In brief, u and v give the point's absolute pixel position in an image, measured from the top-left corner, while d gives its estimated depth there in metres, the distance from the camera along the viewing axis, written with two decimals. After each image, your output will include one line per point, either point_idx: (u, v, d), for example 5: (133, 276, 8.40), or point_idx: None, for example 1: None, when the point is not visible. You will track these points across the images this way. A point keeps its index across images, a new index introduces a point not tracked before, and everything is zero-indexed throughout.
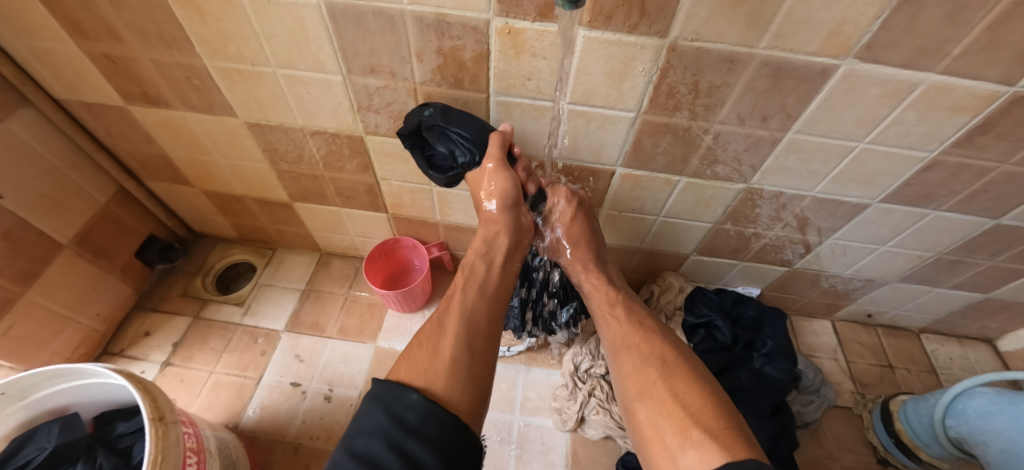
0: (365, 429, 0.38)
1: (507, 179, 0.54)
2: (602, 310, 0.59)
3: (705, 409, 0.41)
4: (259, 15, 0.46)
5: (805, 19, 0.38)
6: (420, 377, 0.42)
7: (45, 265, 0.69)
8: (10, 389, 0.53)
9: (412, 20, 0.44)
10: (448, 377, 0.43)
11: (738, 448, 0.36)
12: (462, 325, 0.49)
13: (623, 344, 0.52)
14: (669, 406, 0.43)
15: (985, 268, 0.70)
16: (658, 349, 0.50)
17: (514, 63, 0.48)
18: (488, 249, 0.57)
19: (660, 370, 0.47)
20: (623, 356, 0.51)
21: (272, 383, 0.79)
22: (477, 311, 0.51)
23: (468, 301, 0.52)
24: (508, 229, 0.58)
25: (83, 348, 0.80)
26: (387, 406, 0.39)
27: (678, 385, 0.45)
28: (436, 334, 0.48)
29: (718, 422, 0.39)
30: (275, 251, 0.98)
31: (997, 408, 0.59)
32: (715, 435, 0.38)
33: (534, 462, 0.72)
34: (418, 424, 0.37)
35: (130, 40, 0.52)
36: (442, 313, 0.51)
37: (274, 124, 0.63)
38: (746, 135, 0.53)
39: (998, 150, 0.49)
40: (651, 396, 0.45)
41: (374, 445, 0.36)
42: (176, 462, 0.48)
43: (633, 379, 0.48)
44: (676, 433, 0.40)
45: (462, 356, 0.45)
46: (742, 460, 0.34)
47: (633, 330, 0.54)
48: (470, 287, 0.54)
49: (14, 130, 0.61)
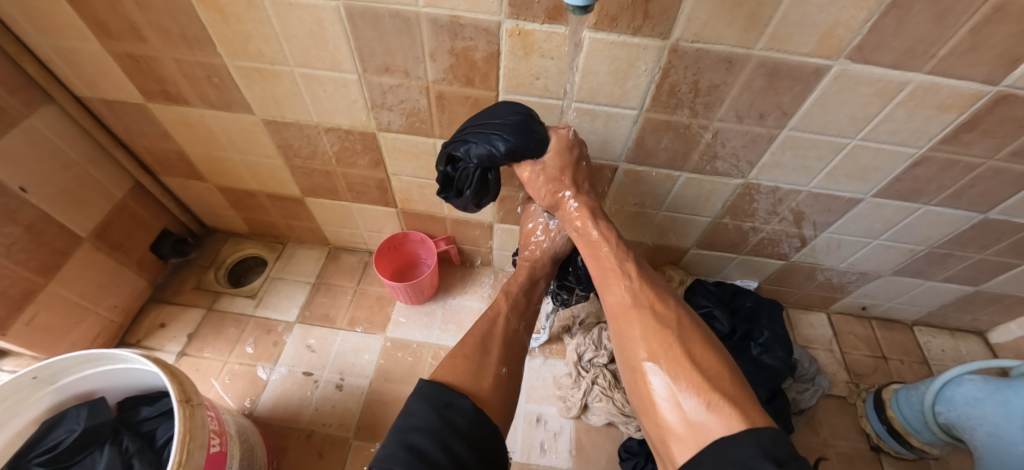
0: (418, 425, 0.38)
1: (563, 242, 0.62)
2: (607, 265, 0.50)
3: (723, 375, 0.38)
4: (280, 17, 0.48)
5: (800, 22, 0.40)
6: (468, 384, 0.44)
7: (66, 258, 0.72)
8: (41, 374, 0.56)
9: (426, 21, 0.46)
10: (492, 387, 0.45)
11: (759, 417, 0.34)
12: (503, 349, 0.51)
13: (632, 303, 0.46)
14: (688, 370, 0.38)
15: (974, 261, 0.73)
16: (672, 312, 0.44)
17: (523, 63, 0.50)
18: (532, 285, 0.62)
19: (675, 333, 0.42)
20: (631, 316, 0.45)
21: (284, 373, 0.82)
22: (513, 335, 0.55)
23: (508, 323, 0.55)
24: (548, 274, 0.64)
25: (100, 339, 0.82)
26: (440, 407, 0.39)
27: (695, 350, 0.40)
28: (481, 352, 0.49)
29: (735, 389, 0.36)
30: (285, 245, 1.00)
31: (984, 395, 0.62)
32: (735, 401, 0.35)
33: (539, 448, 0.74)
34: (467, 428, 0.38)
35: (153, 40, 0.54)
36: (481, 331, 0.52)
37: (289, 122, 0.65)
38: (745, 132, 0.56)
39: (984, 147, 0.52)
40: (665, 356, 0.40)
41: (427, 442, 0.36)
42: (202, 442, 0.50)
43: (643, 340, 0.42)
44: (693, 398, 0.36)
45: (503, 373, 0.48)
46: (765, 430, 0.32)
47: (645, 289, 0.47)
48: (512, 316, 0.56)
49: (38, 126, 0.63)
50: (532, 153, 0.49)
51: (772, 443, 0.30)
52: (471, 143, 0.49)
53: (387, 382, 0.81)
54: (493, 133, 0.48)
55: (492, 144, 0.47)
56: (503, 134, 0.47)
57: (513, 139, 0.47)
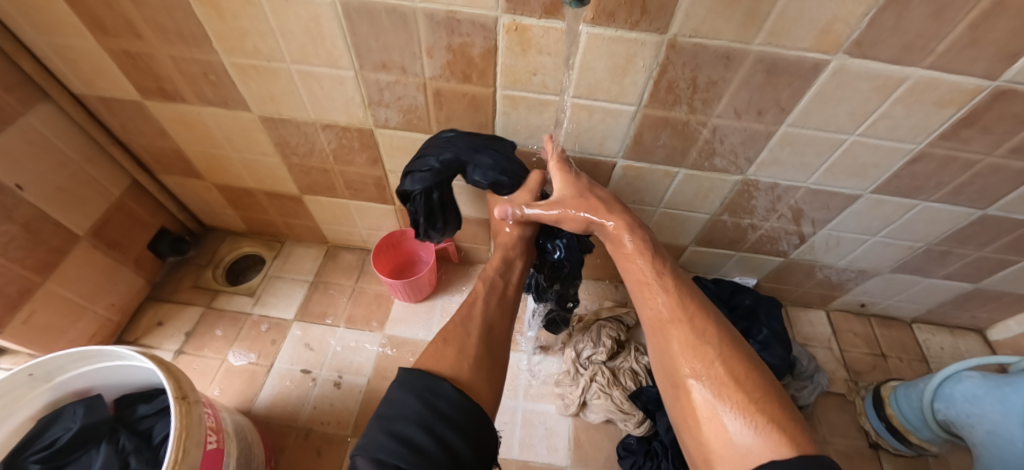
0: (401, 412, 0.37)
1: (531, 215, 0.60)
2: (641, 278, 0.51)
3: (764, 394, 0.39)
4: (276, 13, 0.48)
5: (798, 17, 0.40)
6: (448, 369, 0.43)
7: (62, 256, 0.72)
8: (38, 371, 0.56)
9: (423, 17, 0.46)
10: (473, 370, 0.44)
11: (804, 441, 0.34)
12: (482, 331, 0.50)
13: (671, 318, 0.46)
14: (731, 389, 0.39)
15: (974, 258, 0.72)
16: (711, 328, 0.45)
17: (520, 59, 0.50)
18: (507, 268, 0.59)
19: (715, 351, 0.43)
20: (671, 331, 0.46)
21: (282, 371, 0.82)
22: (494, 317, 0.53)
23: (487, 308, 0.53)
24: (523, 253, 0.61)
25: (98, 337, 0.82)
26: (421, 393, 0.39)
27: (737, 369, 0.41)
28: (459, 337, 0.48)
29: (779, 409, 0.37)
30: (283, 243, 1.00)
31: (983, 392, 0.61)
32: (780, 424, 0.36)
33: (538, 446, 0.74)
34: (453, 414, 0.38)
35: (149, 36, 0.54)
36: (461, 318, 0.51)
37: (287, 119, 0.65)
38: (743, 128, 0.55)
39: (983, 143, 0.51)
40: (708, 375, 0.41)
41: (412, 429, 0.35)
42: (198, 440, 0.50)
43: (686, 358, 0.43)
44: (738, 418, 0.37)
45: (483, 355, 0.47)
46: (817, 456, 0.32)
47: (681, 303, 0.47)
48: (492, 298, 0.55)
49: (34, 124, 0.63)
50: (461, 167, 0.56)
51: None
52: (410, 178, 0.57)
53: (386, 381, 0.81)
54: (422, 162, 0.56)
55: (432, 164, 0.55)
56: (428, 157, 0.55)
57: (437, 159, 0.55)
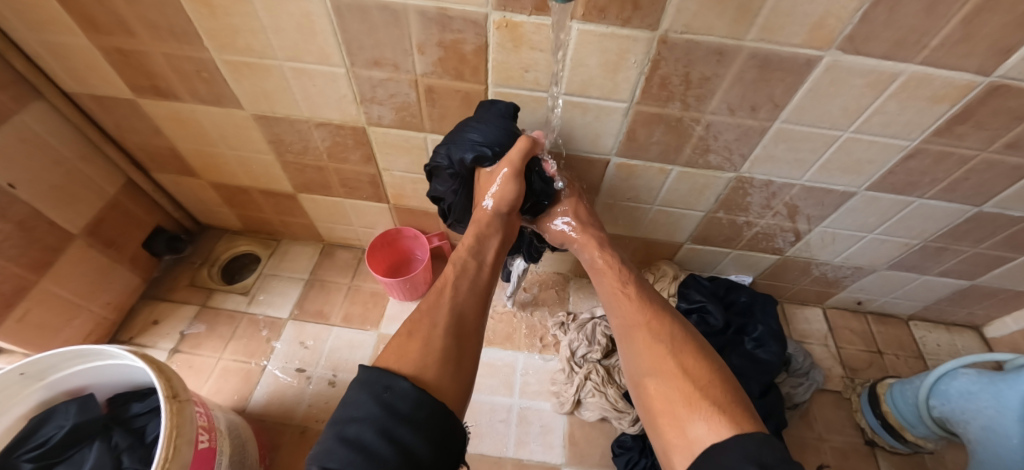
0: (357, 415, 0.35)
1: (513, 189, 0.54)
2: (612, 288, 0.56)
3: (712, 384, 0.42)
4: (267, 10, 0.48)
5: (791, 12, 0.40)
6: (410, 365, 0.40)
7: (57, 255, 0.72)
8: (30, 369, 0.56)
9: (415, 14, 0.46)
10: (438, 366, 0.41)
11: (745, 422, 0.38)
12: (452, 322, 0.46)
13: (633, 322, 0.51)
14: (681, 381, 0.43)
15: (969, 255, 0.72)
16: (667, 327, 0.49)
17: (513, 55, 0.50)
18: (479, 248, 0.56)
19: (669, 347, 0.47)
20: (634, 334, 0.50)
21: (276, 370, 0.81)
22: (467, 305, 0.50)
23: (457, 296, 0.50)
24: (500, 232, 0.57)
25: (93, 336, 0.82)
26: (378, 393, 0.36)
27: (687, 362, 0.45)
28: (422, 327, 0.45)
29: (724, 395, 0.41)
30: (279, 242, 1.00)
31: (977, 388, 0.61)
32: (723, 408, 0.39)
33: (533, 443, 0.74)
34: (411, 412, 0.35)
35: (141, 34, 0.53)
36: (427, 307, 0.48)
37: (280, 117, 0.65)
38: (737, 125, 0.55)
39: (978, 138, 0.51)
40: (661, 371, 0.45)
41: (366, 433, 0.33)
42: (190, 438, 0.50)
43: (645, 357, 0.47)
44: (686, 406, 0.41)
45: (452, 348, 0.44)
46: (753, 436, 0.35)
47: (642, 307, 0.52)
48: (462, 284, 0.51)
49: (27, 122, 0.63)
50: (452, 163, 0.56)
51: (756, 446, 0.34)
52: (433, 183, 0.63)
53: None
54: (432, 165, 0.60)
55: (443, 161, 0.56)
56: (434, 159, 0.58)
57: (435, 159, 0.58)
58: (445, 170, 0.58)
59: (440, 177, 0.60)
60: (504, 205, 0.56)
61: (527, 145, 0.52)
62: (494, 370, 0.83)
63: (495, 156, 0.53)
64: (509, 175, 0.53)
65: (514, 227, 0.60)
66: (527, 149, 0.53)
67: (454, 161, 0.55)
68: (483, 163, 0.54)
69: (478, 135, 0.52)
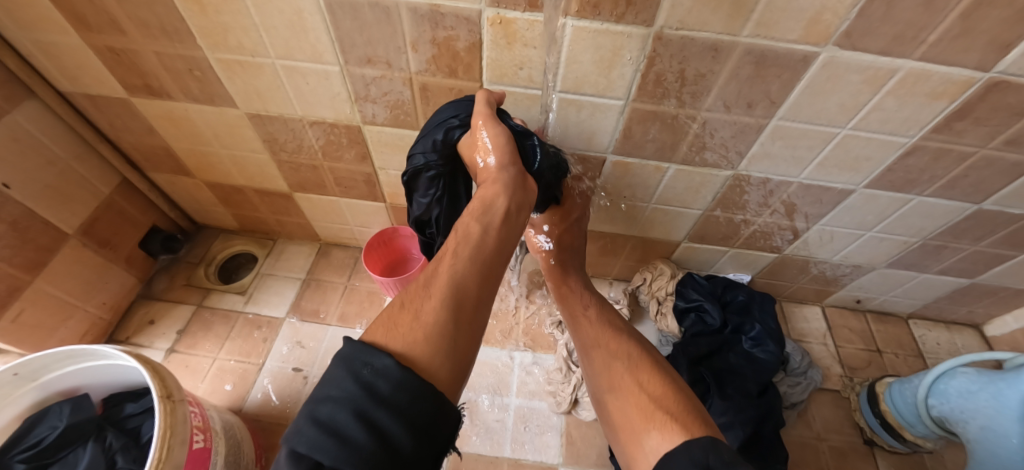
0: (332, 394, 0.30)
1: (503, 132, 0.50)
2: (575, 312, 0.61)
3: (669, 394, 0.43)
4: (257, 7, 0.47)
5: (786, 8, 0.39)
6: (398, 341, 0.35)
7: (51, 254, 0.71)
8: (22, 370, 0.55)
9: (406, 10, 0.45)
10: (430, 343, 0.36)
11: (698, 427, 0.37)
12: (451, 292, 0.41)
13: (594, 343, 0.54)
14: (637, 397, 0.44)
15: (969, 253, 0.72)
16: (624, 346, 0.52)
17: (506, 52, 0.49)
18: (487, 209, 0.48)
19: (626, 362, 0.49)
20: (593, 355, 0.53)
21: (273, 369, 0.81)
22: (466, 278, 0.42)
23: (456, 265, 0.43)
24: (508, 188, 0.50)
25: (89, 336, 0.82)
26: (356, 369, 0.31)
27: (643, 376, 0.47)
28: (420, 297, 0.40)
29: (678, 406, 0.41)
30: (276, 241, 1.00)
31: (976, 387, 0.61)
32: (676, 417, 0.39)
33: (529, 444, 0.74)
34: (392, 395, 0.30)
35: (132, 32, 0.53)
36: (427, 275, 0.43)
37: (274, 115, 0.65)
38: (733, 122, 0.55)
39: (977, 135, 0.51)
40: (619, 388, 0.47)
41: (339, 415, 0.29)
42: (183, 439, 0.50)
43: (603, 376, 0.50)
44: (641, 421, 0.41)
45: (448, 324, 0.38)
46: (700, 439, 0.35)
47: (602, 328, 0.56)
48: (463, 251, 0.45)
49: (20, 122, 0.63)
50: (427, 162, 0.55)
51: (702, 449, 0.34)
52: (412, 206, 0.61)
53: None
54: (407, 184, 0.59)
55: (420, 159, 0.55)
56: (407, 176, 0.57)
57: (410, 173, 0.57)
58: (424, 172, 0.56)
59: (419, 188, 0.59)
60: (505, 155, 0.50)
61: (490, 98, 0.52)
62: (491, 370, 0.82)
63: (465, 123, 0.53)
64: (486, 125, 0.49)
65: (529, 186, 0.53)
66: (491, 101, 0.52)
67: (431, 154, 0.55)
68: (455, 136, 0.53)
69: (444, 113, 0.54)
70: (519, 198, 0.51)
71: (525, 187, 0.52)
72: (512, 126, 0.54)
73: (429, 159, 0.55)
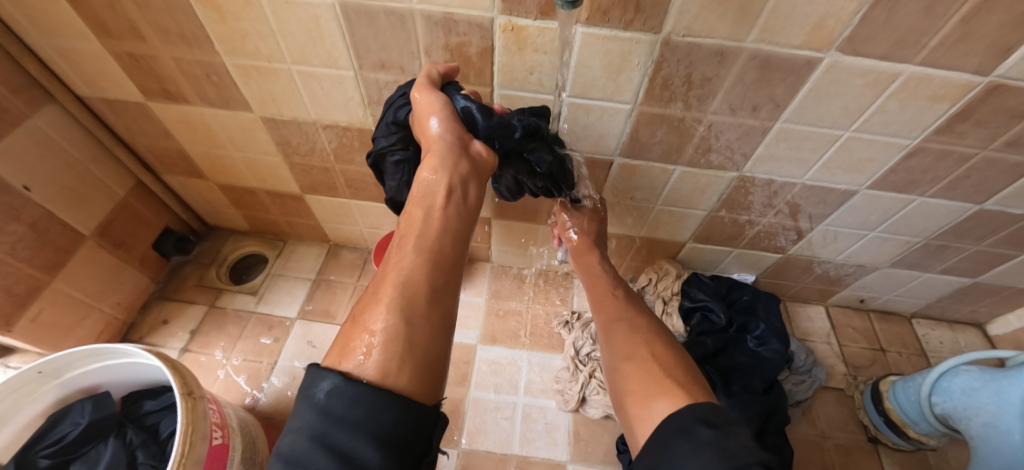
0: (294, 425, 0.29)
1: (439, 99, 0.46)
2: (603, 291, 0.62)
3: (679, 366, 0.45)
4: (276, 14, 0.49)
5: (791, 14, 0.40)
6: (352, 358, 0.32)
7: (69, 255, 0.73)
8: (46, 368, 0.57)
9: (421, 18, 0.47)
10: (386, 350, 0.32)
11: (700, 393, 0.40)
12: (398, 289, 0.36)
13: (617, 318, 0.55)
14: (652, 364, 0.45)
15: (972, 252, 0.73)
16: (644, 325, 0.53)
17: (517, 57, 0.50)
18: (427, 192, 0.43)
19: (645, 335, 0.51)
20: (614, 329, 0.54)
21: (286, 368, 0.83)
22: (415, 271, 0.37)
23: (403, 259, 0.38)
24: (448, 159, 0.44)
25: (105, 335, 0.84)
26: (311, 396, 0.29)
27: (660, 349, 0.48)
28: (370, 304, 0.36)
29: (689, 376, 0.43)
30: (286, 242, 1.01)
31: (979, 384, 0.62)
32: (686, 385, 0.41)
33: (538, 441, 0.75)
34: (349, 411, 0.28)
35: (152, 38, 0.54)
36: (376, 279, 0.39)
37: (288, 119, 0.66)
38: (738, 124, 0.56)
39: (978, 137, 0.52)
40: (636, 356, 0.48)
41: (301, 444, 0.27)
42: (204, 433, 0.52)
43: (623, 345, 0.51)
44: (652, 383, 0.43)
45: (399, 323, 0.34)
46: (705, 403, 0.37)
47: (624, 307, 0.57)
48: (409, 241, 0.40)
49: (40, 125, 0.64)
50: (381, 146, 0.54)
51: (708, 410, 0.35)
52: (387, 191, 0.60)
53: None
54: (376, 169, 0.58)
55: (382, 143, 0.54)
56: (372, 162, 0.56)
57: (372, 158, 0.56)
58: (388, 155, 0.54)
59: (387, 172, 0.57)
60: (445, 122, 0.45)
61: (431, 71, 0.48)
62: (500, 368, 0.83)
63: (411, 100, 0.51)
64: (423, 97, 0.46)
65: (478, 157, 0.47)
66: (433, 75, 0.48)
67: (388, 136, 0.53)
68: (403, 114, 0.51)
69: (395, 94, 0.54)
70: (463, 168, 0.45)
71: (473, 158, 0.46)
72: (455, 106, 0.48)
73: (382, 141, 0.53)
